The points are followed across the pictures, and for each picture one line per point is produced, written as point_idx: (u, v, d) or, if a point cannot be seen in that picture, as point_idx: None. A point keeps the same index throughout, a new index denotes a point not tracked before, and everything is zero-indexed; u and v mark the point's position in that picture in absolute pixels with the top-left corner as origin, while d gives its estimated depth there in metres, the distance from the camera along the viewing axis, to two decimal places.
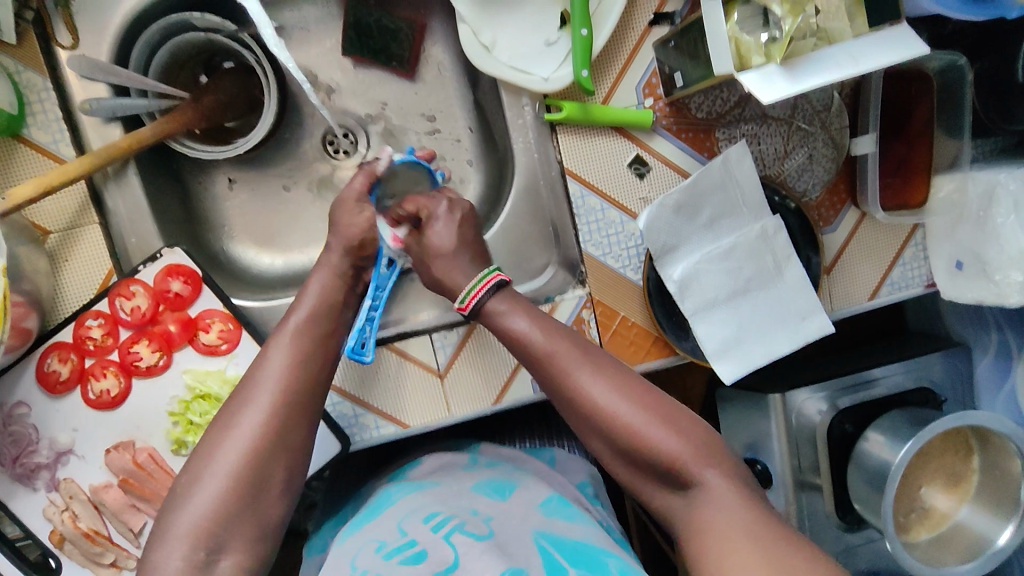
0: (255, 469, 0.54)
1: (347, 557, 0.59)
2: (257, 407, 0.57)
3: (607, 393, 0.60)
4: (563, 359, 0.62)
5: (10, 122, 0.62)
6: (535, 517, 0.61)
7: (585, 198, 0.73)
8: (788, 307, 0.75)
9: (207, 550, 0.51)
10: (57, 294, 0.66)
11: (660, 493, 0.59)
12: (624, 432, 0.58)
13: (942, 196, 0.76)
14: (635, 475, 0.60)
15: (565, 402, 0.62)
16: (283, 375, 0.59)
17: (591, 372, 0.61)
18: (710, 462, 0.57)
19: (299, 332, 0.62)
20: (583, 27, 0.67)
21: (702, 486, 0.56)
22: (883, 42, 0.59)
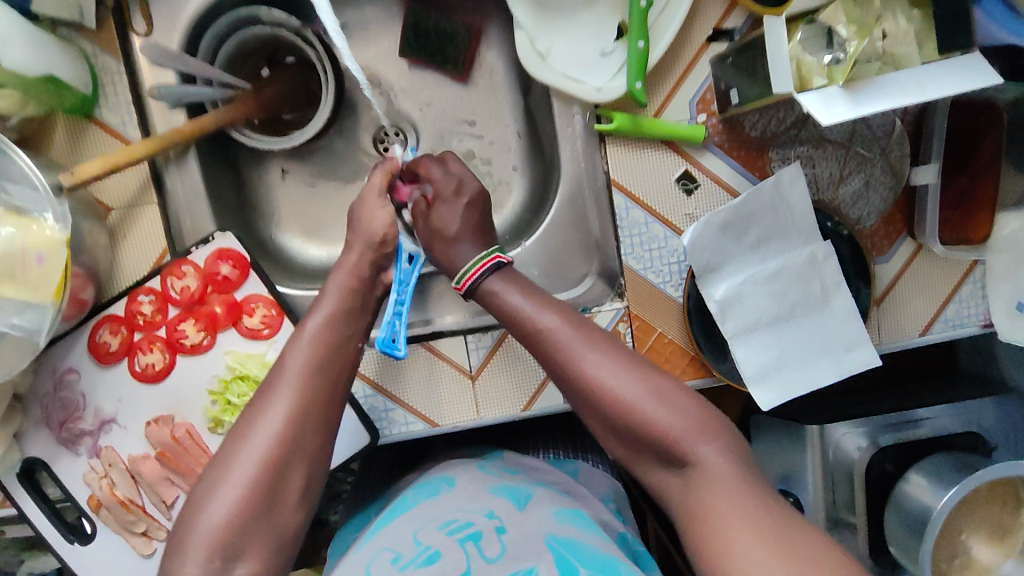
0: (272, 473, 0.55)
1: (365, 559, 0.60)
2: (274, 415, 0.57)
3: (605, 370, 0.59)
4: (559, 337, 0.61)
5: (83, 102, 0.66)
6: (551, 518, 0.61)
7: (629, 210, 0.72)
8: (834, 338, 0.73)
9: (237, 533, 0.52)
10: (113, 269, 0.69)
11: (658, 469, 0.57)
12: (617, 405, 0.57)
13: (1007, 234, 0.71)
14: (633, 451, 0.58)
15: (558, 376, 0.61)
16: (299, 374, 0.59)
17: (584, 345, 0.60)
18: (706, 440, 0.55)
19: (318, 333, 0.62)
20: (640, 39, 0.67)
21: (700, 463, 0.54)
22: (954, 70, 0.55)
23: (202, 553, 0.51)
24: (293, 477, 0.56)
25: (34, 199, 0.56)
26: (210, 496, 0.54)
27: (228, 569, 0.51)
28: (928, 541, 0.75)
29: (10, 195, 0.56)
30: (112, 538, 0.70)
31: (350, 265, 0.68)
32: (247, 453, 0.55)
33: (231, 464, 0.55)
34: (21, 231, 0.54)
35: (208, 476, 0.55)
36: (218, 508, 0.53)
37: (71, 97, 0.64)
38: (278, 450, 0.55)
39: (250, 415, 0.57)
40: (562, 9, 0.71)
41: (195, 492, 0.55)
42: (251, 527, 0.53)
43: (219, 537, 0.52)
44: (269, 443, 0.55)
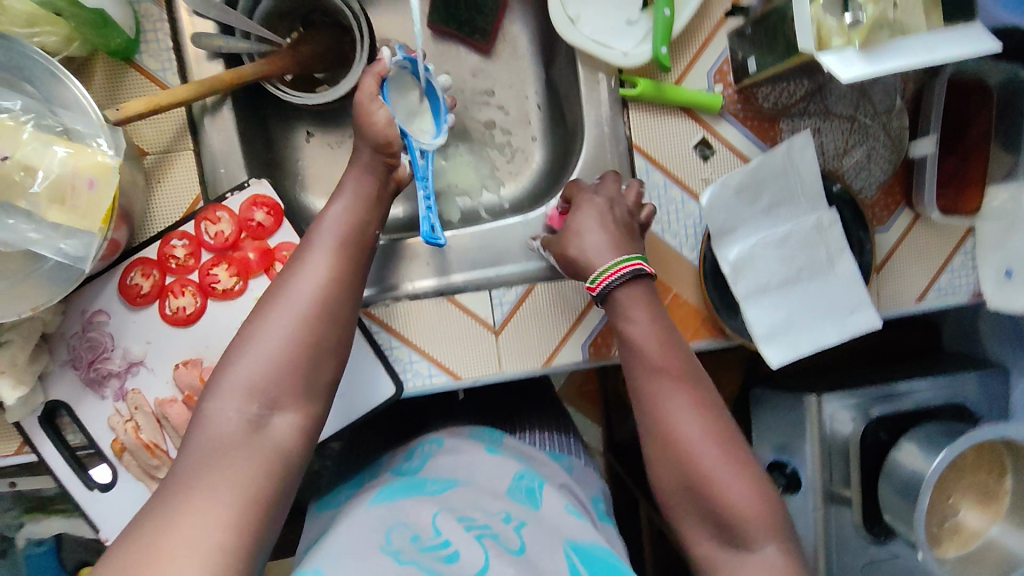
0: (303, 342, 0.56)
1: (376, 524, 0.55)
2: (303, 283, 0.58)
3: (696, 434, 0.59)
4: (660, 387, 0.61)
5: (126, 45, 0.67)
6: (567, 526, 0.60)
7: (649, 173, 0.76)
8: (838, 301, 0.77)
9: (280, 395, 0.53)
10: (146, 213, 0.70)
11: (700, 535, 0.60)
12: (695, 474, 0.58)
13: (996, 204, 0.78)
14: (683, 514, 0.60)
15: (647, 418, 0.62)
16: (331, 244, 0.61)
17: (685, 411, 0.60)
18: (771, 535, 0.57)
19: (339, 219, 0.63)
20: (667, 7, 0.70)
21: (755, 556, 0.57)
22: (958, 37, 0.60)
23: (240, 402, 0.52)
24: (331, 346, 0.58)
25: (86, 123, 0.57)
26: (244, 350, 0.54)
27: (272, 422, 0.53)
28: (923, 501, 0.78)
29: (62, 120, 0.56)
30: (134, 484, 0.69)
31: (366, 162, 0.67)
32: (275, 321, 0.56)
33: (264, 324, 0.55)
34: (74, 154, 0.55)
35: (240, 337, 0.56)
36: (251, 365, 0.53)
37: (118, 38, 0.65)
38: (313, 310, 0.57)
39: (275, 286, 0.58)
40: None
41: (233, 343, 0.56)
42: (284, 377, 0.54)
43: (258, 385, 0.53)
44: (317, 311, 0.57)
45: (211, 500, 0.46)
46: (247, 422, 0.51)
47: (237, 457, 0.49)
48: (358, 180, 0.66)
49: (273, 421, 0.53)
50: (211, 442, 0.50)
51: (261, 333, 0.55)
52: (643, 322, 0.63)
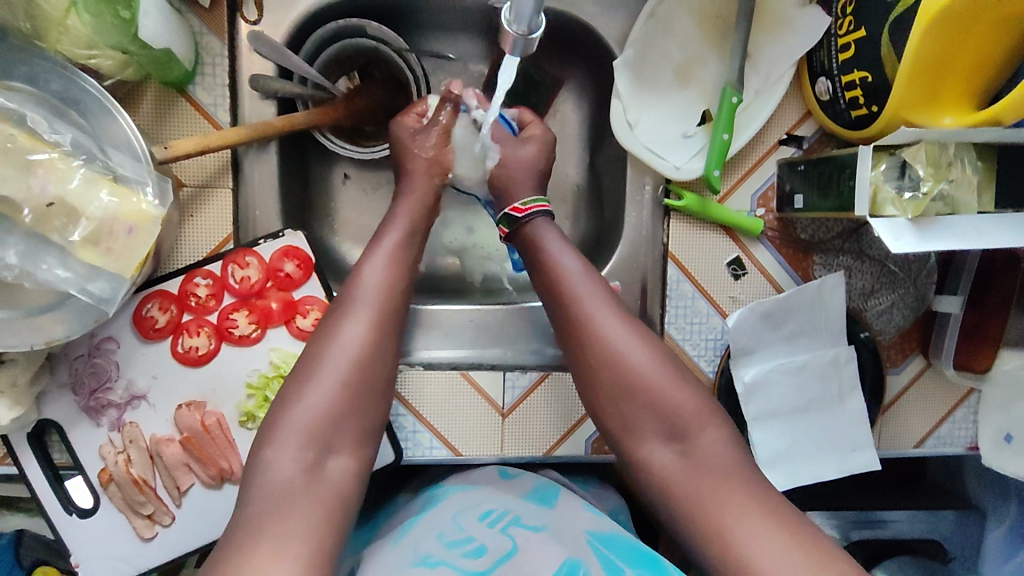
0: (359, 380, 0.57)
1: (405, 541, 0.60)
2: (361, 320, 0.60)
3: (618, 332, 0.62)
4: (575, 292, 0.64)
5: (183, 77, 0.65)
6: (582, 513, 0.65)
7: (680, 282, 0.76)
8: (842, 437, 0.78)
9: (321, 444, 0.54)
10: (174, 245, 0.69)
11: (655, 446, 0.60)
12: (630, 371, 0.61)
13: (1008, 369, 0.77)
14: (634, 421, 0.61)
15: (569, 334, 0.64)
16: (377, 285, 0.62)
17: (613, 318, 0.63)
18: (710, 424, 0.60)
19: (384, 260, 0.64)
20: (726, 132, 0.71)
21: (701, 445, 0.59)
22: (1004, 222, 0.62)
23: (298, 448, 0.53)
24: (380, 387, 0.59)
25: (135, 168, 0.56)
26: (301, 394, 0.56)
27: (330, 463, 0.54)
28: None
29: (111, 162, 0.56)
30: (113, 516, 0.68)
31: (411, 192, 0.71)
32: (333, 359, 0.57)
33: (320, 368, 0.57)
34: (119, 201, 0.53)
35: (294, 381, 0.57)
36: (312, 408, 0.55)
37: (177, 72, 0.64)
38: (362, 354, 0.58)
39: (332, 325, 0.59)
40: (657, 88, 0.75)
41: (287, 387, 0.57)
42: (342, 420, 0.56)
43: (315, 429, 0.55)
44: (367, 354, 0.59)
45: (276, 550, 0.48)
46: (304, 468, 0.53)
47: (302, 499, 0.51)
48: (409, 219, 0.68)
49: (329, 464, 0.54)
50: (273, 487, 0.52)
51: (314, 382, 0.56)
52: (569, 254, 0.66)
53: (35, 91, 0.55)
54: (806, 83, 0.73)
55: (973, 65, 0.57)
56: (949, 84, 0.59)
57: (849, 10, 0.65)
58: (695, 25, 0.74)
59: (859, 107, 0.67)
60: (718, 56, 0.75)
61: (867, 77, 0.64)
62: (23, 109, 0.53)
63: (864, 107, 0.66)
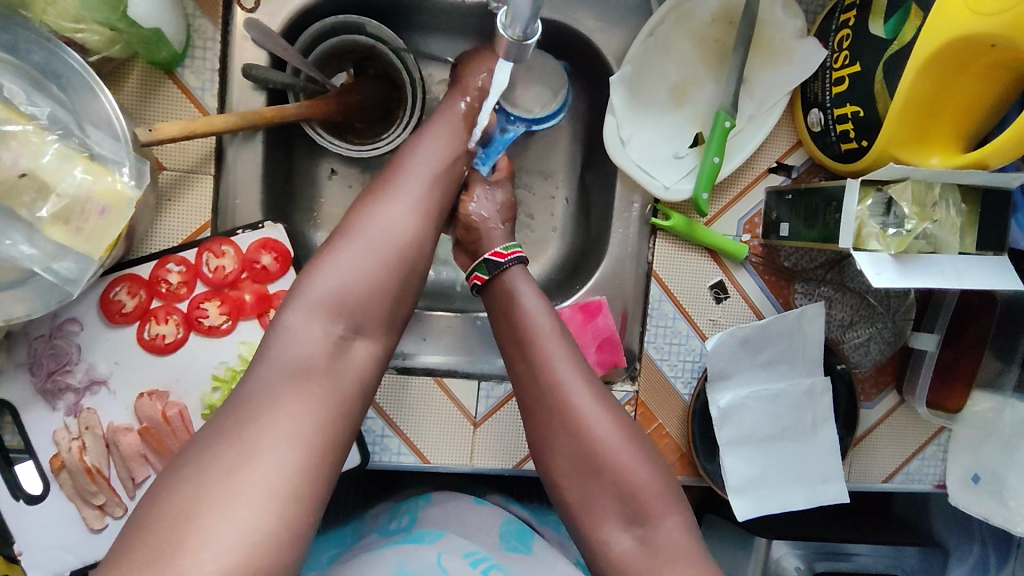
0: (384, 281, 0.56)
1: (384, 563, 0.58)
2: (392, 217, 0.58)
3: (589, 406, 0.60)
4: (543, 348, 0.62)
5: (172, 59, 0.64)
6: (560, 563, 0.65)
7: (661, 302, 0.76)
8: (813, 468, 0.77)
9: (348, 326, 0.54)
10: (149, 229, 0.67)
11: (613, 529, 0.57)
12: (593, 446, 0.58)
13: (978, 411, 0.77)
14: (594, 499, 0.58)
15: (534, 400, 0.61)
16: (424, 178, 0.62)
17: (580, 390, 0.60)
18: (672, 510, 0.57)
19: (433, 158, 0.65)
20: (716, 156, 0.71)
21: (662, 531, 0.56)
22: (981, 265, 0.63)
23: (323, 320, 0.53)
24: (422, 264, 0.59)
25: (113, 147, 0.54)
26: (318, 282, 0.54)
27: (353, 346, 0.54)
28: None
29: (88, 140, 0.54)
30: (63, 504, 0.65)
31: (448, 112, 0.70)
32: (354, 259, 0.55)
33: (342, 259, 0.55)
34: (93, 179, 0.52)
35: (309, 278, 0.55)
36: (338, 278, 0.54)
37: (165, 54, 0.62)
38: (411, 233, 0.59)
39: (357, 220, 0.57)
40: (652, 107, 0.75)
41: (317, 256, 0.56)
42: (368, 307, 0.55)
43: (338, 306, 0.53)
44: (408, 241, 0.58)
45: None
46: (330, 343, 0.52)
47: (322, 378, 0.51)
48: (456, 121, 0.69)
49: (354, 346, 0.54)
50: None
51: (338, 272, 0.54)
52: (549, 325, 0.63)
53: (14, 61, 0.53)
54: (799, 113, 0.74)
55: (962, 112, 0.58)
56: (938, 126, 0.60)
57: (846, 44, 0.66)
58: (693, 47, 0.75)
59: (849, 141, 0.67)
60: (714, 80, 0.75)
61: (859, 112, 0.65)
62: (1, 80, 0.53)
63: (854, 142, 0.67)
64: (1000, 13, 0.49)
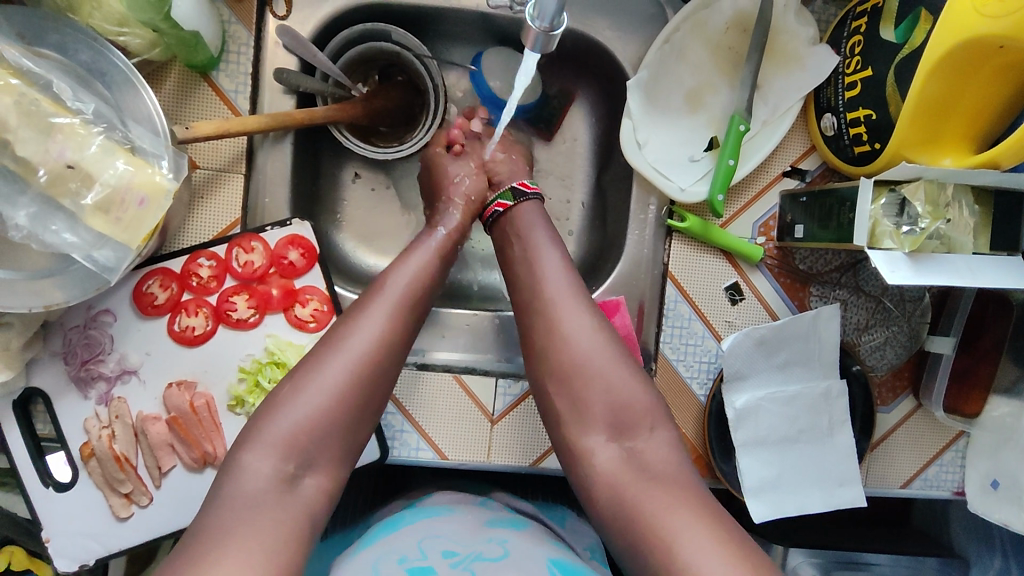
0: (355, 400, 0.57)
1: (365, 562, 0.57)
2: (374, 325, 0.60)
3: (582, 325, 0.63)
4: (544, 273, 0.66)
5: (208, 62, 0.67)
6: (546, 547, 0.63)
7: (677, 303, 0.77)
8: (829, 471, 0.77)
9: (300, 462, 0.54)
10: (181, 225, 0.69)
11: (597, 438, 0.59)
12: (584, 358, 0.61)
13: (996, 415, 0.77)
14: (581, 408, 0.60)
15: (531, 315, 0.65)
16: (401, 294, 0.63)
17: (575, 310, 0.63)
18: (658, 426, 0.59)
19: (409, 276, 0.65)
20: (731, 158, 0.73)
21: (647, 444, 0.58)
22: (995, 264, 0.64)
23: (276, 458, 0.53)
24: (378, 397, 0.60)
25: (154, 142, 0.57)
26: (288, 403, 0.55)
27: (302, 483, 0.54)
28: None
29: (131, 134, 0.57)
30: (91, 492, 0.66)
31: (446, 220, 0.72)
32: (329, 376, 0.57)
33: (319, 372, 0.57)
34: (133, 171, 0.54)
35: (289, 384, 0.57)
36: (305, 405, 0.55)
37: (202, 56, 0.65)
38: (373, 363, 0.59)
39: (340, 331, 0.60)
40: (667, 112, 0.77)
41: (279, 389, 0.57)
42: (325, 438, 0.55)
43: (296, 441, 0.54)
44: (378, 362, 0.59)
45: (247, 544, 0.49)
46: (281, 479, 0.53)
47: (270, 511, 0.51)
48: (443, 241, 0.70)
49: (304, 480, 0.54)
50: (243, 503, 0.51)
51: (305, 395, 0.56)
52: (552, 253, 0.68)
53: (63, 60, 0.57)
54: (812, 118, 0.75)
55: (973, 113, 0.59)
56: (951, 128, 0.61)
57: (857, 50, 0.67)
58: (708, 55, 0.77)
59: (862, 144, 0.69)
60: (728, 85, 0.77)
61: (871, 115, 0.66)
62: (50, 75, 0.54)
63: (867, 144, 0.68)
64: (1010, 15, 0.51)
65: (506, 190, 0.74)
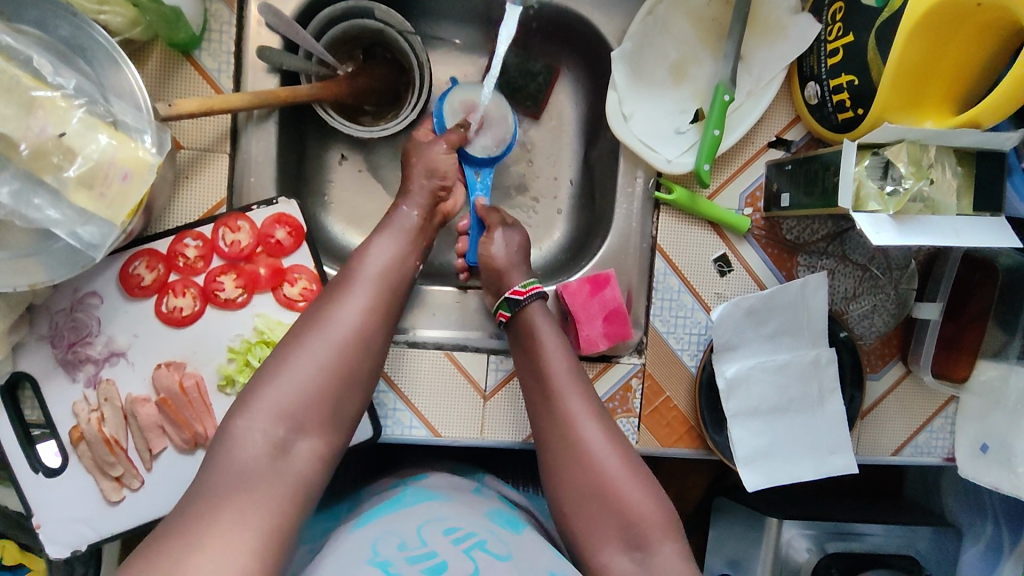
0: (343, 366, 0.58)
1: (364, 541, 0.57)
2: (356, 300, 0.61)
3: (598, 438, 0.62)
4: (556, 381, 0.65)
5: (190, 41, 0.66)
6: (548, 554, 0.59)
7: (666, 275, 0.77)
8: (821, 438, 0.77)
9: (291, 427, 0.54)
10: (166, 206, 0.69)
11: (611, 551, 0.58)
12: (598, 475, 0.60)
13: (984, 379, 0.78)
14: (594, 524, 0.60)
15: (547, 431, 0.64)
16: (377, 273, 0.64)
17: (591, 423, 0.63)
18: (670, 536, 0.58)
19: (381, 252, 0.66)
20: (716, 128, 0.73)
21: (659, 556, 0.57)
22: (980, 225, 0.64)
23: (268, 423, 0.53)
24: (365, 365, 0.60)
25: (136, 117, 0.57)
26: (275, 376, 0.56)
27: (297, 446, 0.54)
28: None
29: (112, 109, 0.56)
30: (81, 476, 0.66)
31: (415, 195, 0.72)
32: (314, 344, 0.58)
33: (306, 344, 0.57)
34: (117, 145, 0.54)
35: (276, 356, 0.57)
36: (294, 377, 0.56)
37: (183, 34, 0.65)
38: (355, 337, 0.59)
39: (322, 304, 0.61)
40: (652, 84, 0.78)
41: (266, 365, 0.57)
42: (314, 405, 0.56)
43: (287, 409, 0.54)
44: (363, 333, 0.60)
45: (243, 517, 0.48)
46: (272, 448, 0.53)
47: (259, 481, 0.51)
48: (408, 218, 0.70)
49: (297, 446, 0.54)
50: (240, 466, 0.51)
51: (291, 364, 0.56)
52: (564, 362, 0.67)
53: (42, 35, 0.56)
54: (796, 87, 0.76)
55: (954, 73, 0.60)
56: (933, 91, 0.62)
57: (839, 17, 0.68)
58: (691, 27, 0.77)
59: (845, 110, 0.69)
60: (712, 57, 0.77)
61: (854, 81, 0.67)
62: (29, 51, 0.54)
63: (850, 111, 0.69)
64: None
65: (501, 299, 0.72)
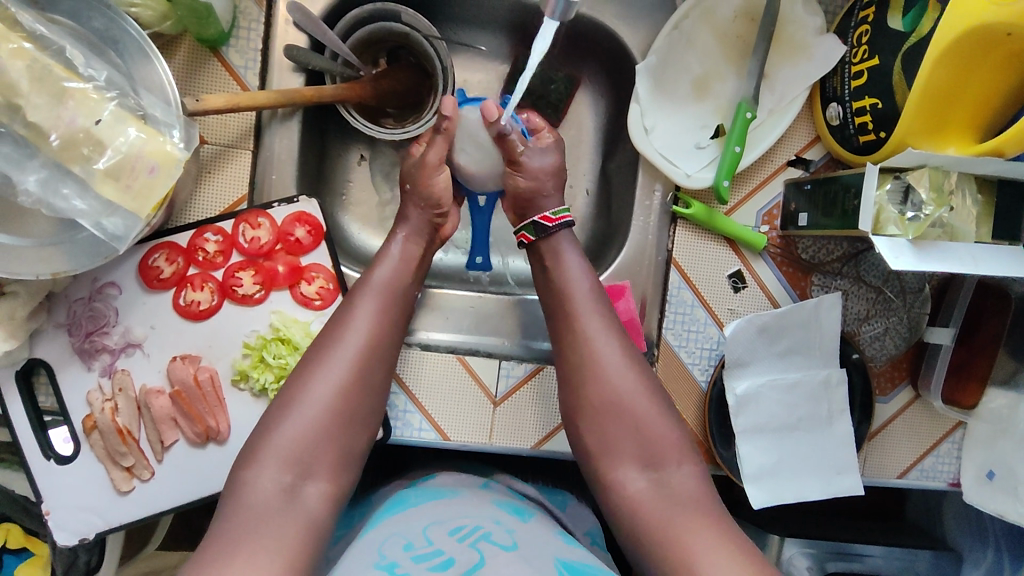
0: (346, 406, 0.58)
1: (372, 544, 0.57)
2: (356, 336, 0.61)
3: (616, 359, 0.63)
4: (575, 304, 0.66)
5: (218, 37, 0.67)
6: (554, 542, 0.60)
7: (681, 289, 0.78)
8: (828, 459, 0.78)
9: (299, 470, 0.55)
10: (188, 200, 0.69)
11: (628, 470, 0.60)
12: (618, 394, 0.62)
13: (993, 407, 0.78)
14: (613, 441, 0.61)
15: (566, 354, 0.65)
16: (376, 307, 0.64)
17: (610, 343, 0.64)
18: (687, 460, 0.60)
19: (382, 281, 0.66)
20: (737, 145, 0.74)
21: (675, 475, 0.59)
22: (998, 252, 0.64)
23: (278, 470, 0.54)
24: (369, 405, 0.60)
25: (165, 112, 0.57)
26: (280, 421, 0.56)
27: (304, 490, 0.54)
28: None
29: (142, 102, 0.57)
30: (92, 465, 0.66)
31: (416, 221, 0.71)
32: (318, 388, 0.58)
33: (308, 390, 0.58)
34: (146, 139, 0.55)
35: (281, 400, 0.58)
36: (300, 423, 0.56)
37: (212, 30, 0.65)
38: (356, 376, 0.60)
39: (321, 345, 0.61)
40: (674, 98, 0.78)
41: (270, 410, 0.58)
42: (321, 447, 0.56)
43: (294, 452, 0.55)
44: (365, 374, 0.60)
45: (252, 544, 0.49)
46: (281, 491, 0.53)
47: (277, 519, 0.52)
48: (405, 244, 0.69)
49: (306, 489, 0.54)
50: (257, 495, 0.52)
51: (295, 410, 0.57)
52: (585, 283, 0.67)
53: (75, 26, 0.56)
54: (817, 108, 0.76)
55: (978, 102, 0.60)
56: (956, 118, 0.62)
57: (864, 40, 0.68)
58: (715, 43, 0.78)
59: (867, 133, 0.70)
60: (735, 74, 0.78)
61: (877, 104, 0.67)
62: (62, 41, 0.54)
63: (872, 134, 0.69)
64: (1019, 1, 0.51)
65: (528, 221, 0.71)
